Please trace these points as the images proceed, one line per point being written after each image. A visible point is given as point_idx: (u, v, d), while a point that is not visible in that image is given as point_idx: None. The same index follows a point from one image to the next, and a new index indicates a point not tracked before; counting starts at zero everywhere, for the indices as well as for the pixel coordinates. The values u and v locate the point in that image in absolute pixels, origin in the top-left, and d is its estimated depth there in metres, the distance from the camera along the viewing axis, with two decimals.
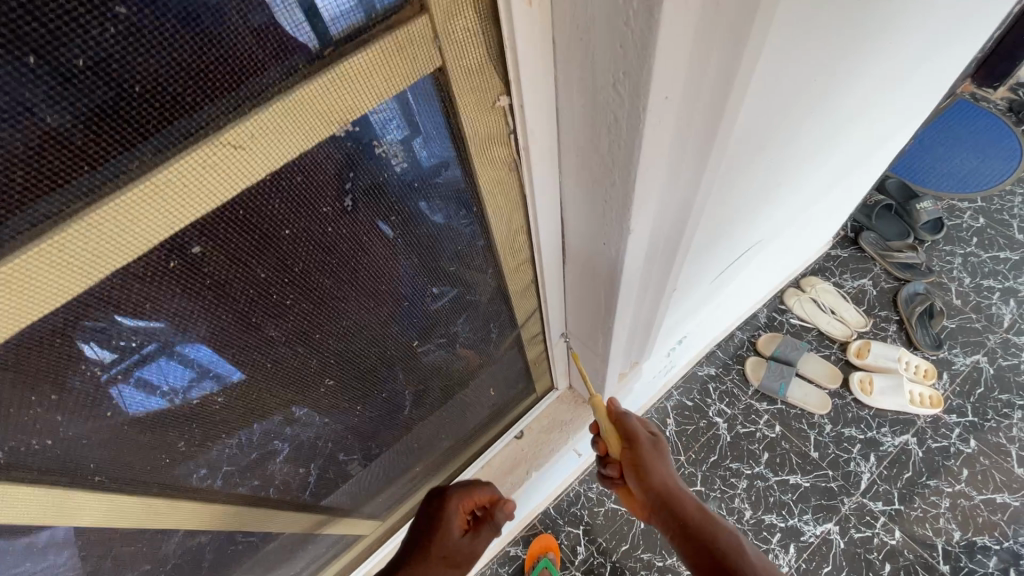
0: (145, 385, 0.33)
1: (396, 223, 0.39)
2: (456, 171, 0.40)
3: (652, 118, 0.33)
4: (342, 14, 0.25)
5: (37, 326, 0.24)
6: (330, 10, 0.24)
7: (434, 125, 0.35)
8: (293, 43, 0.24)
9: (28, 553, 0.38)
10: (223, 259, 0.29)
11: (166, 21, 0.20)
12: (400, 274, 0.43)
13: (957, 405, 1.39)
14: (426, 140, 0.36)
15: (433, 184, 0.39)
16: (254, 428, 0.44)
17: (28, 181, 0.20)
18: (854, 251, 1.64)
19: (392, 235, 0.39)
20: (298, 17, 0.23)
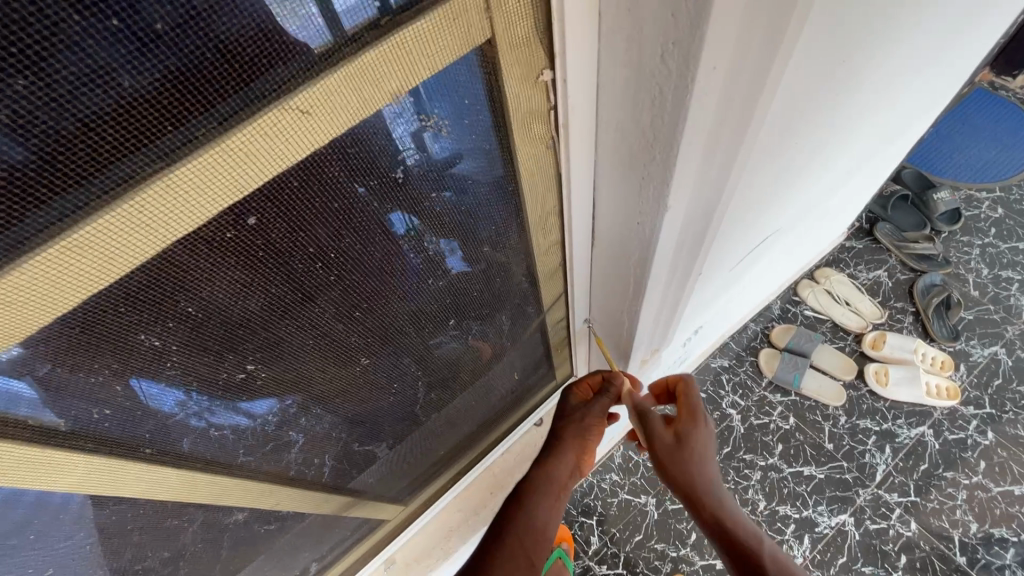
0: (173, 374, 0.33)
1: (410, 215, 0.38)
2: (473, 161, 0.40)
3: (699, 91, 0.33)
4: (356, 6, 0.24)
5: (109, 290, 0.25)
6: (342, 1, 0.24)
7: (443, 110, 0.34)
8: (345, 15, 0.24)
9: (74, 527, 0.39)
10: (279, 229, 0.29)
11: None
12: (432, 255, 0.44)
13: (975, 397, 1.38)
14: (443, 125, 0.35)
15: (450, 174, 0.39)
16: (288, 406, 0.45)
17: (110, 142, 0.21)
18: (870, 242, 1.62)
19: (404, 232, 0.38)
20: (311, 12, 0.23)
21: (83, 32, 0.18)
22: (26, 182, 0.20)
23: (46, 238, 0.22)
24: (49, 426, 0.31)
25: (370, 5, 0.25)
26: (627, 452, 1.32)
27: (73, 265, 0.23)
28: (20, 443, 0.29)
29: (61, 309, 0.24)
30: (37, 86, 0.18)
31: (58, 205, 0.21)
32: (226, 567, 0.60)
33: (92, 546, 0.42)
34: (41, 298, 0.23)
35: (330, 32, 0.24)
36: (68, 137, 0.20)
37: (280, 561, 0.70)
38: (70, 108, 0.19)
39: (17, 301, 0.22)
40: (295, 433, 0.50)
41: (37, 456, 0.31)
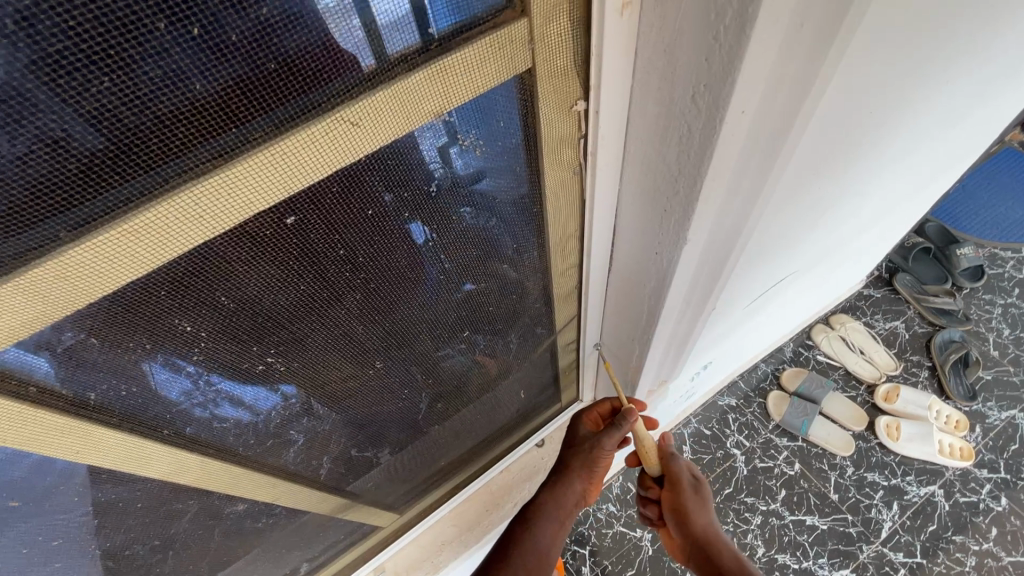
0: (176, 362, 0.34)
1: (430, 228, 0.39)
2: (497, 179, 0.41)
3: (726, 131, 0.34)
4: (395, 24, 0.26)
5: (155, 274, 0.27)
6: (385, 28, 0.25)
7: (463, 135, 0.35)
8: (386, 42, 0.26)
9: (84, 500, 0.40)
10: (317, 229, 0.31)
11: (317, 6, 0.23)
12: (456, 266, 0.45)
13: (989, 460, 1.35)
14: (467, 146, 0.36)
15: (472, 192, 0.40)
16: (292, 403, 0.45)
17: (175, 138, 0.23)
18: (888, 292, 1.61)
19: (423, 240, 0.39)
20: (352, 26, 0.24)
21: (166, 39, 0.20)
22: (96, 168, 0.22)
23: (107, 220, 0.23)
24: (82, 399, 0.32)
25: (412, 35, 0.27)
26: (625, 484, 1.30)
27: (126, 246, 0.24)
28: (55, 411, 0.31)
29: (109, 288, 0.26)
30: (120, 84, 0.20)
31: (122, 191, 0.23)
32: (224, 555, 0.61)
33: (96, 520, 0.43)
34: (92, 276, 0.25)
35: (374, 57, 0.26)
36: (139, 131, 0.22)
37: (275, 555, 0.71)
38: (145, 107, 0.21)
39: (72, 275, 0.24)
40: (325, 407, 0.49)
41: (69, 425, 0.32)
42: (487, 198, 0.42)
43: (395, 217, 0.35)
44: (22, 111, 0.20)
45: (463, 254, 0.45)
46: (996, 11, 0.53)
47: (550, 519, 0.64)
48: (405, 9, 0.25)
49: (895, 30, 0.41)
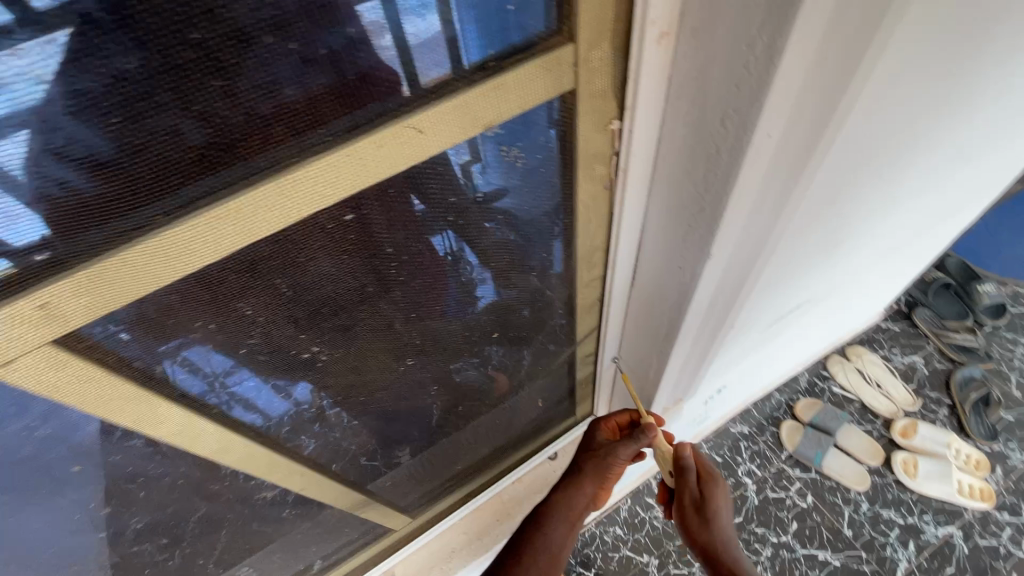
0: (191, 366, 0.37)
1: (455, 241, 0.42)
2: (518, 199, 0.44)
3: (752, 153, 0.36)
4: (425, 44, 0.28)
5: (231, 258, 0.30)
6: (418, 55, 0.29)
7: (494, 156, 0.38)
8: (418, 68, 0.29)
9: (131, 474, 0.43)
10: (377, 227, 0.34)
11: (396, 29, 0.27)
12: (476, 280, 0.48)
13: (1010, 503, 1.31)
14: (494, 168, 0.39)
15: (495, 208, 0.43)
16: (303, 406, 0.48)
17: (265, 136, 0.26)
18: (907, 326, 1.60)
19: (449, 250, 0.42)
20: (385, 50, 0.27)
21: (267, 52, 0.24)
22: (198, 158, 0.26)
23: (201, 205, 0.27)
24: (146, 370, 0.35)
25: (443, 64, 0.30)
26: (633, 507, 1.30)
27: (214, 231, 0.28)
28: (123, 377, 0.34)
29: (193, 269, 0.29)
30: (226, 88, 0.24)
31: (216, 180, 0.27)
32: (246, 543, 0.63)
33: (140, 492, 0.45)
34: (182, 256, 0.28)
35: (408, 82, 0.29)
36: (235, 129, 0.25)
37: (292, 550, 0.73)
38: (243, 108, 0.25)
39: (165, 254, 0.28)
40: (337, 411, 0.52)
41: (135, 391, 0.35)
42: (518, 205, 0.45)
43: (427, 230, 0.38)
44: (146, 109, 0.23)
45: (481, 268, 0.48)
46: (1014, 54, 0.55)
47: (561, 520, 0.67)
48: (435, 31, 0.28)
49: (916, 67, 0.43)
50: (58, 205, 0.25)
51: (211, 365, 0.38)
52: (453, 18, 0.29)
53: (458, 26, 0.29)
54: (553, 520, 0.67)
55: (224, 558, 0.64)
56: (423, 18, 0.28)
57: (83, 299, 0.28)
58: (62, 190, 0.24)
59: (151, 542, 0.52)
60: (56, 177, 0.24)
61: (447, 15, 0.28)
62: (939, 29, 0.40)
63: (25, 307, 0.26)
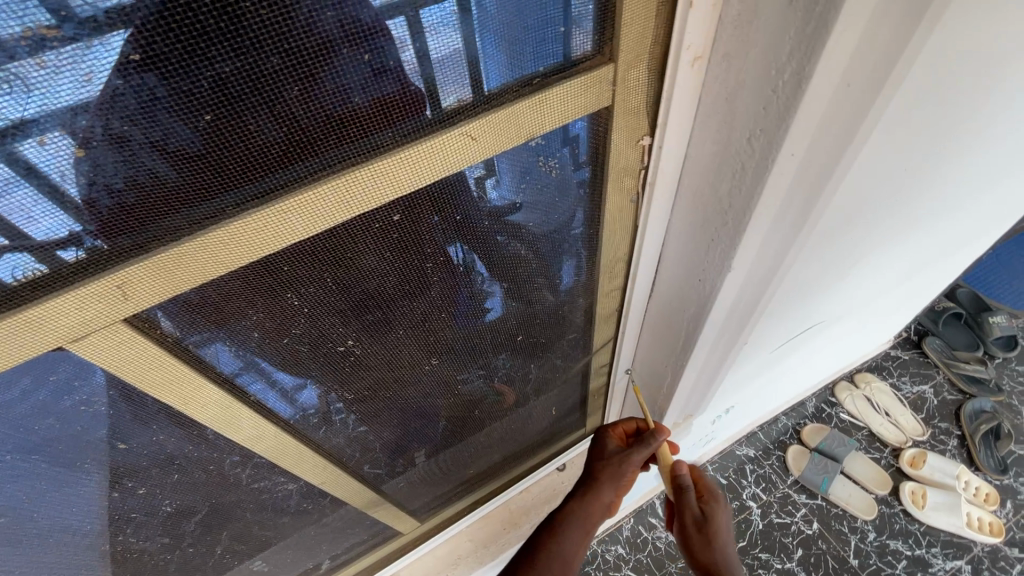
0: (207, 364, 0.38)
1: (467, 253, 0.44)
2: (531, 215, 0.46)
3: (777, 171, 0.38)
4: (444, 60, 0.30)
5: (289, 248, 0.33)
6: (442, 80, 0.31)
7: (508, 171, 0.40)
8: (441, 90, 0.31)
9: (168, 456, 0.45)
10: (419, 225, 0.38)
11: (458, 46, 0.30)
12: (491, 290, 0.50)
13: (1021, 539, 1.29)
14: (507, 184, 0.41)
15: (508, 222, 0.45)
16: (307, 410, 0.49)
17: (334, 137, 0.29)
18: (917, 355, 1.61)
19: (460, 262, 0.44)
20: (413, 73, 0.30)
21: (344, 62, 0.27)
22: (274, 156, 0.28)
23: (272, 198, 0.30)
24: (199, 354, 0.37)
25: (465, 87, 0.32)
26: (636, 526, 1.30)
27: (281, 221, 0.31)
28: (179, 359, 0.36)
29: (257, 256, 0.32)
30: (306, 93, 0.27)
31: (287, 175, 0.29)
32: (262, 536, 0.65)
33: (174, 475, 0.47)
34: (250, 243, 0.31)
35: (432, 105, 0.32)
36: (309, 130, 0.28)
37: (303, 548, 0.74)
38: (318, 111, 0.28)
39: (236, 241, 0.30)
40: (344, 416, 0.53)
41: (188, 373, 0.37)
42: (545, 214, 0.47)
43: (439, 238, 0.40)
44: (234, 108, 0.26)
45: (491, 280, 0.49)
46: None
47: (578, 524, 0.67)
48: (456, 48, 0.30)
49: (931, 100, 0.46)
50: (145, 192, 0.27)
51: (224, 363, 0.39)
52: (474, 36, 0.31)
53: (479, 44, 0.31)
54: (570, 524, 0.67)
55: (241, 548, 0.65)
56: (444, 35, 0.29)
57: (155, 280, 0.30)
58: (150, 178, 0.27)
59: (177, 526, 0.54)
60: (147, 166, 0.26)
61: (468, 32, 0.30)
62: (955, 64, 0.43)
63: (103, 286, 0.29)
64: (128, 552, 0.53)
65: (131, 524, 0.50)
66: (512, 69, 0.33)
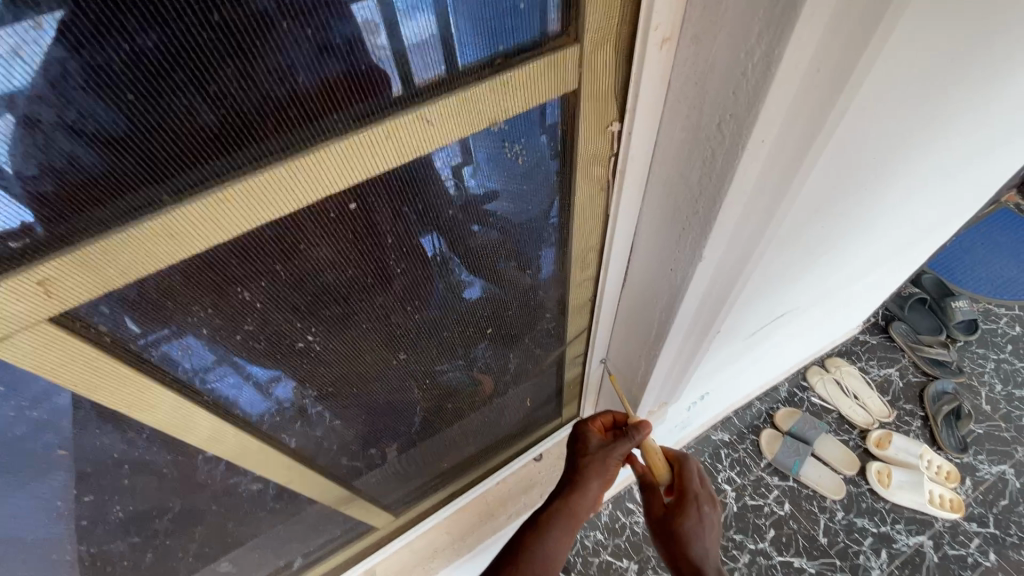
0: (169, 362, 0.36)
1: (439, 242, 0.43)
2: (502, 205, 0.45)
3: (748, 157, 0.38)
4: (415, 40, 0.29)
5: (235, 242, 0.31)
6: (414, 60, 0.29)
7: (485, 158, 0.39)
8: (413, 70, 0.30)
9: (117, 461, 0.42)
10: (380, 214, 0.36)
11: (428, 25, 0.29)
12: (472, 278, 0.50)
13: (979, 514, 1.35)
14: (480, 171, 0.40)
15: (484, 211, 0.44)
16: (284, 407, 0.48)
17: (277, 121, 0.27)
18: (883, 339, 1.65)
19: (436, 253, 0.43)
20: (380, 51, 0.28)
21: (283, 38, 0.25)
22: (210, 141, 0.26)
23: (212, 187, 0.28)
24: (144, 356, 0.35)
25: (437, 67, 0.31)
26: (614, 512, 1.31)
27: (223, 211, 0.29)
28: (121, 361, 0.34)
29: (200, 250, 0.30)
30: (241, 72, 0.25)
31: (227, 162, 0.27)
32: (230, 536, 0.63)
33: (126, 480, 0.45)
34: (190, 236, 0.29)
35: (400, 86, 0.30)
36: (248, 113, 0.26)
37: (275, 546, 0.72)
38: (257, 92, 0.26)
39: (174, 234, 0.28)
40: (320, 410, 0.52)
41: (132, 375, 0.35)
42: (517, 203, 0.46)
43: (398, 229, 0.38)
44: (162, 89, 0.24)
45: (462, 270, 0.48)
46: (992, 77, 0.58)
47: (562, 525, 0.66)
48: (433, 36, 0.29)
49: (899, 86, 0.45)
50: (64, 181, 0.24)
51: (192, 360, 0.37)
52: (447, 13, 0.29)
53: (453, 22, 0.29)
54: (552, 525, 0.66)
55: (205, 550, 0.62)
56: (418, 22, 0.28)
57: (82, 277, 0.28)
58: (70, 165, 0.24)
59: (130, 533, 0.51)
60: (64, 152, 0.24)
61: (444, 19, 0.29)
62: (923, 50, 0.42)
63: (23, 284, 0.26)
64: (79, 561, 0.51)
65: (80, 531, 0.47)
66: (483, 49, 0.32)
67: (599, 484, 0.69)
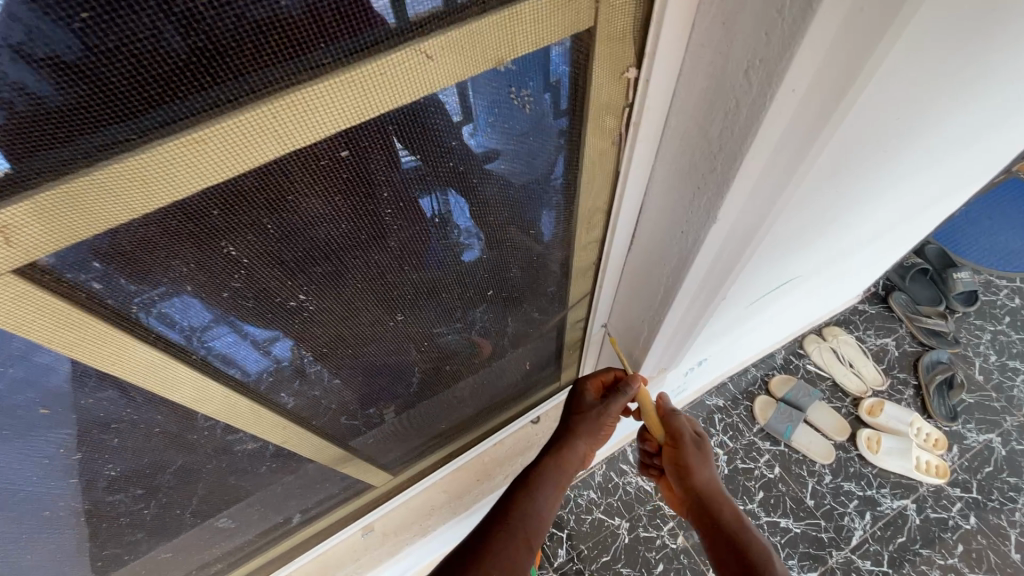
0: (166, 319, 0.35)
1: (438, 199, 0.40)
2: (506, 163, 0.42)
3: (774, 110, 0.35)
4: None
5: (215, 190, 0.28)
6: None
7: (486, 118, 0.37)
8: (401, 6, 0.26)
9: (102, 421, 0.40)
10: (375, 163, 0.33)
11: None
12: (473, 241, 0.48)
13: (963, 480, 1.37)
14: (482, 121, 0.37)
15: (484, 172, 0.41)
16: (279, 367, 0.47)
17: (256, 50, 0.24)
18: (882, 309, 1.64)
19: (435, 213, 0.41)
20: None
21: None
22: (181, 74, 0.23)
23: (186, 126, 0.25)
24: (123, 312, 0.33)
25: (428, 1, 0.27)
26: (607, 472, 1.33)
27: (202, 154, 0.26)
28: (100, 319, 0.32)
29: (177, 199, 0.27)
30: None
31: (204, 99, 0.24)
32: (227, 493, 0.63)
33: (116, 439, 0.43)
34: (166, 181, 0.26)
35: (386, 19, 0.26)
36: (223, 39, 0.23)
37: (273, 503, 0.72)
38: (231, 14, 0.22)
39: (147, 179, 0.25)
40: (317, 370, 0.50)
41: (111, 335, 0.33)
42: (527, 157, 0.43)
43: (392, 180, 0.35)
44: (119, 5, 0.20)
45: (461, 229, 0.45)
46: None
47: (551, 483, 0.67)
48: None
49: (936, 39, 0.42)
50: (14, 115, 0.22)
51: (191, 318, 0.36)
52: None
53: None
54: (543, 484, 0.67)
55: (203, 506, 0.62)
56: None
57: (46, 225, 0.25)
58: (20, 94, 0.21)
59: (123, 488, 0.50)
60: (11, 78, 0.21)
61: None
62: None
63: None
64: (74, 517, 0.50)
65: (76, 487, 0.46)
66: None
67: (586, 442, 0.72)
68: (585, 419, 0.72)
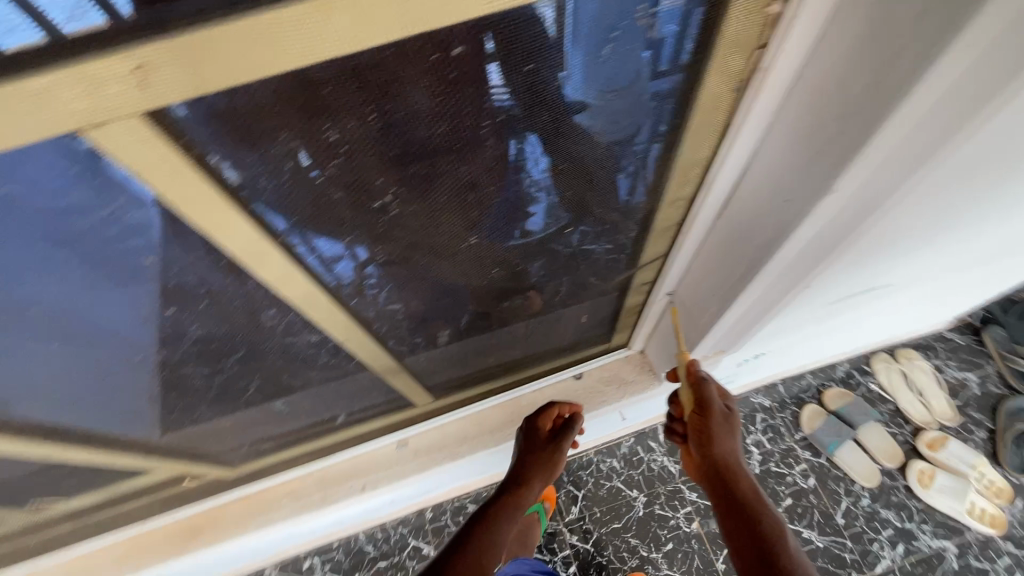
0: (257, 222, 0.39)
1: (532, 136, 0.39)
2: (596, 117, 0.41)
3: (940, 68, 0.29)
4: None
5: (327, 64, 0.28)
6: None
7: (580, 64, 0.35)
8: None
9: (195, 283, 0.44)
10: (482, 65, 0.32)
11: None
12: (542, 194, 0.48)
13: (1020, 537, 1.26)
14: (587, 58, 0.35)
15: (571, 123, 0.40)
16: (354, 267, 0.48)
17: None
18: (973, 342, 1.49)
19: (514, 159, 0.41)
20: None
21: None
22: None
23: None
24: (227, 181, 0.34)
25: None
26: (635, 445, 1.33)
27: (323, 21, 0.26)
28: (208, 185, 0.34)
29: (293, 66, 0.28)
30: None
31: None
32: (286, 379, 0.67)
33: (194, 305, 0.47)
34: (285, 45, 0.26)
35: None
36: None
37: (323, 399, 0.77)
38: None
39: (269, 40, 0.26)
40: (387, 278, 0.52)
41: (215, 201, 0.35)
42: (625, 107, 0.40)
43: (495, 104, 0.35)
44: None
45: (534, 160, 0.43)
46: None
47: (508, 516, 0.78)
48: None
49: None
50: None
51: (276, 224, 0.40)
52: None
53: None
54: (502, 519, 0.76)
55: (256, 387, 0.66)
56: None
57: (175, 73, 0.26)
58: None
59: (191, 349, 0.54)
60: None
61: None
62: None
63: (120, 68, 0.25)
64: (147, 369, 0.55)
65: (155, 344, 0.51)
66: None
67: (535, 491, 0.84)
68: (535, 464, 0.86)
